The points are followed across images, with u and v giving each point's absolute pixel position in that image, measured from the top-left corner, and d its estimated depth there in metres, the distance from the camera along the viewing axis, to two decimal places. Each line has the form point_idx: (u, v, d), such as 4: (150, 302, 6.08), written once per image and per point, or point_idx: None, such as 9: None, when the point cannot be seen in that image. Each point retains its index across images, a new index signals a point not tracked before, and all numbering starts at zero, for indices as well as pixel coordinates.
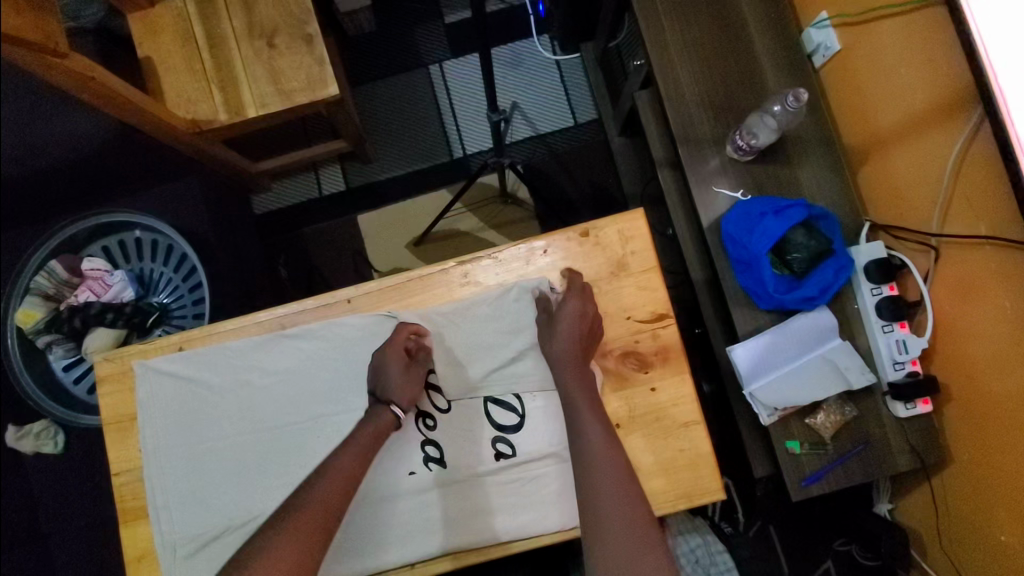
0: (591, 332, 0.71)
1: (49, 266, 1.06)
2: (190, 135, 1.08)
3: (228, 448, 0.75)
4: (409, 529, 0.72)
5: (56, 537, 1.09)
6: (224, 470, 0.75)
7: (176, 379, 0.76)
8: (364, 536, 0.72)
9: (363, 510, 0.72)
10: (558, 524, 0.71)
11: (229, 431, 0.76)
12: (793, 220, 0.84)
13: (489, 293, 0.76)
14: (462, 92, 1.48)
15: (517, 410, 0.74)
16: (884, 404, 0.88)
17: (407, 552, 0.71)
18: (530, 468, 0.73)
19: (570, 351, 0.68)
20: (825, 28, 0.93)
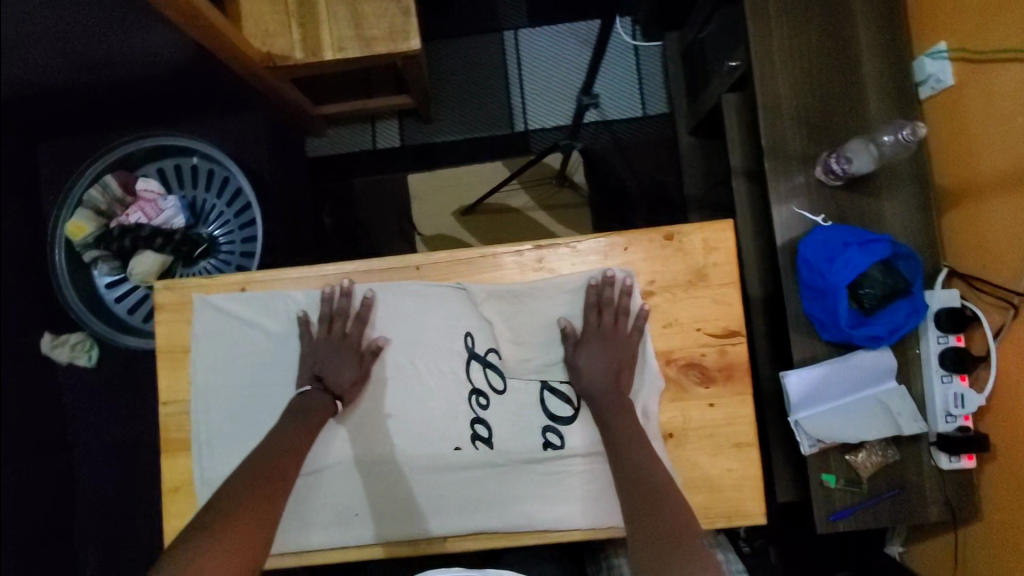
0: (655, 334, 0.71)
1: (105, 181, 1.05)
2: (264, 69, 1.06)
3: (275, 396, 0.74)
4: (447, 503, 0.72)
5: (80, 449, 1.11)
6: (270, 417, 0.74)
7: (236, 318, 0.75)
8: (403, 503, 0.72)
9: (404, 477, 0.73)
10: (596, 523, 0.71)
11: (279, 378, 0.75)
12: (877, 254, 0.81)
13: (564, 283, 0.74)
14: (533, 64, 1.44)
15: (572, 402, 0.73)
16: (928, 453, 0.87)
17: (442, 525, 0.72)
18: (574, 465, 0.72)
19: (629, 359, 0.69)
20: (941, 60, 0.89)
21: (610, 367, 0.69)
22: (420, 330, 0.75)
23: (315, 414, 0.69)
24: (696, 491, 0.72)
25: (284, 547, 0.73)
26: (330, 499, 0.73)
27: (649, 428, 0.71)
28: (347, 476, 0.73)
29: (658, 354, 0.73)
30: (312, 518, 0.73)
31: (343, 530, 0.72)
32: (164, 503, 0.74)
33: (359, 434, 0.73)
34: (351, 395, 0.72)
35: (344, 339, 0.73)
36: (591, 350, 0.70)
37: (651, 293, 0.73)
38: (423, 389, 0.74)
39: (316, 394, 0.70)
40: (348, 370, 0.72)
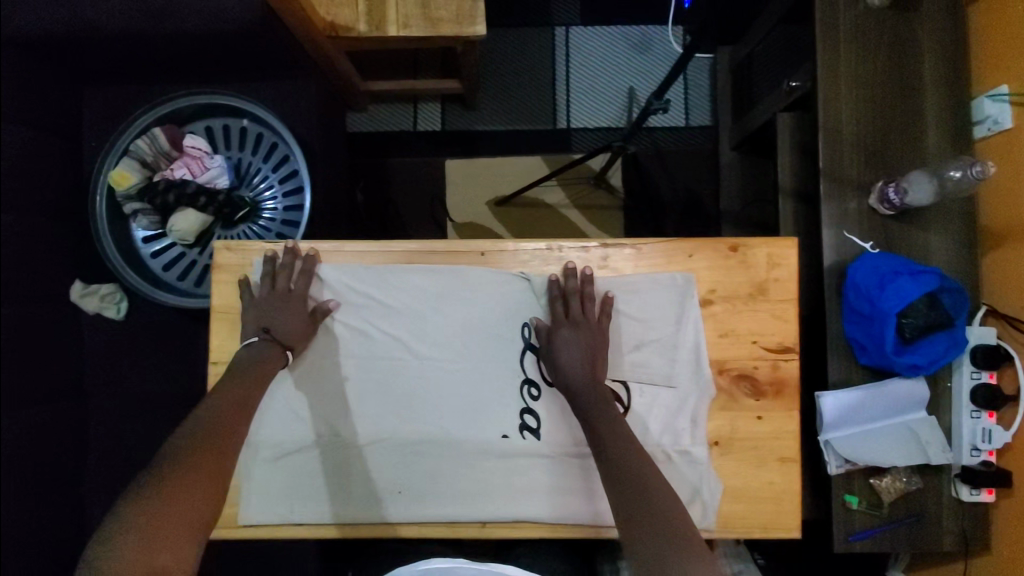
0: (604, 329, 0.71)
1: (152, 133, 1.03)
2: (326, 39, 1.05)
3: (329, 366, 0.75)
4: (487, 488, 0.73)
5: (98, 400, 1.11)
6: (321, 387, 0.74)
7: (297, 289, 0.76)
8: (444, 484, 0.73)
9: (449, 459, 0.74)
10: None
11: (334, 350, 0.75)
12: (925, 286, 0.83)
13: (626, 282, 0.74)
14: (583, 62, 1.43)
15: (624, 402, 0.73)
16: (950, 484, 0.89)
17: (481, 509, 0.73)
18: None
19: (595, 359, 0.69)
20: (1002, 102, 0.89)
21: (586, 358, 0.68)
22: (479, 316, 0.75)
23: (263, 364, 0.69)
24: (735, 501, 0.73)
25: (324, 517, 0.74)
26: (375, 474, 0.74)
27: (696, 433, 0.73)
28: (394, 454, 0.74)
29: (712, 363, 0.74)
30: (355, 490, 0.74)
31: (384, 506, 0.73)
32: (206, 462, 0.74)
33: (410, 414, 0.74)
34: (301, 346, 0.73)
35: (293, 294, 0.73)
36: (567, 341, 0.69)
37: (711, 302, 0.74)
38: (476, 375, 0.75)
39: (264, 345, 0.71)
40: (298, 322, 0.72)
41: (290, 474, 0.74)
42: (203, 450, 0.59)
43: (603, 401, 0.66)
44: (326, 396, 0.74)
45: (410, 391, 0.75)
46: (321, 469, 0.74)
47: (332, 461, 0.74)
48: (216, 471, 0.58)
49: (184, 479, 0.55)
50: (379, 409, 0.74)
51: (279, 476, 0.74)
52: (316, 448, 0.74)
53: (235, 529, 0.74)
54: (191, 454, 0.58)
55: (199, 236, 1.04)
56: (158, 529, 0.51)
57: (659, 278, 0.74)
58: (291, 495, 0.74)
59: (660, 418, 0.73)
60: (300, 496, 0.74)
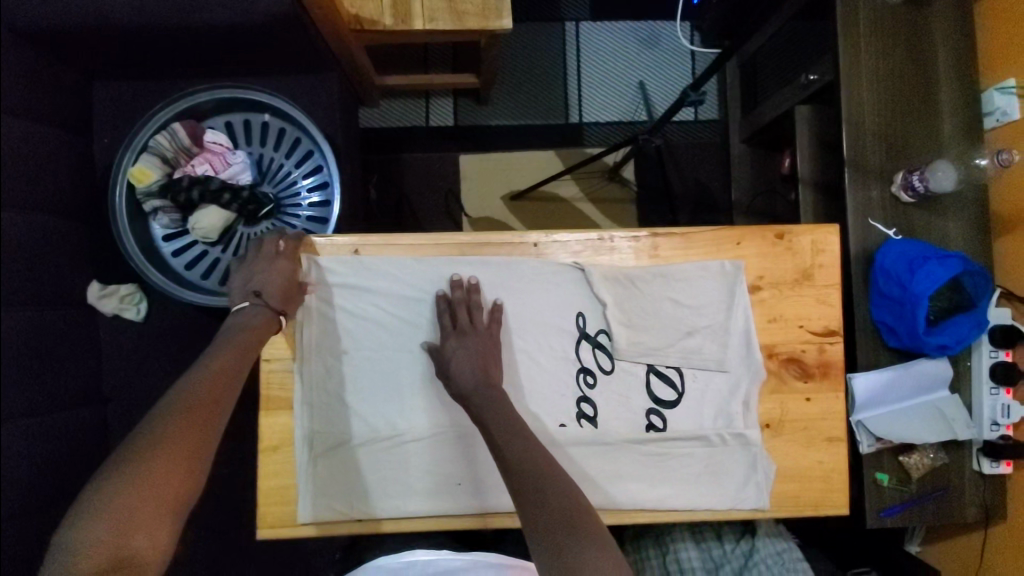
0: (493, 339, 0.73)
1: (172, 129, 1.00)
2: (349, 32, 1.03)
3: (382, 360, 0.74)
4: None
5: (116, 404, 1.08)
6: (376, 381, 0.74)
7: (348, 285, 0.74)
8: (501, 474, 0.73)
9: None
10: (694, 505, 0.74)
11: (387, 343, 0.74)
12: (952, 270, 0.87)
13: (677, 270, 0.75)
14: (593, 57, 1.44)
15: (677, 386, 0.75)
16: (972, 458, 0.94)
17: None
18: (678, 447, 0.74)
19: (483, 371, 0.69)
20: (1010, 94, 0.94)
21: (478, 363, 0.70)
22: (532, 306, 0.76)
23: (256, 331, 0.68)
24: (786, 480, 0.75)
25: (383, 513, 0.73)
26: (433, 467, 0.73)
27: (748, 416, 0.75)
28: (452, 446, 0.74)
29: (761, 347, 0.76)
30: (414, 484, 0.73)
31: (444, 499, 0.73)
32: (262, 462, 0.73)
33: (467, 405, 0.74)
34: (290, 309, 0.72)
35: (282, 259, 0.71)
36: (455, 351, 0.70)
37: (759, 288, 0.76)
38: (533, 366, 0.75)
39: (256, 311, 0.69)
40: (287, 287, 0.71)
41: (343, 470, 0.73)
42: (183, 424, 0.57)
43: (493, 406, 0.67)
44: (382, 391, 0.74)
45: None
46: (379, 465, 0.73)
47: (390, 456, 0.73)
48: (196, 447, 0.56)
49: (162, 456, 0.54)
50: (436, 402, 0.74)
51: (337, 474, 0.73)
52: (371, 444, 0.73)
53: (291, 528, 0.73)
54: (170, 426, 0.56)
55: (221, 234, 1.01)
56: (132, 514, 0.50)
57: (709, 266, 0.75)
58: (349, 494, 0.73)
59: (713, 402, 0.75)
60: (358, 493, 0.73)
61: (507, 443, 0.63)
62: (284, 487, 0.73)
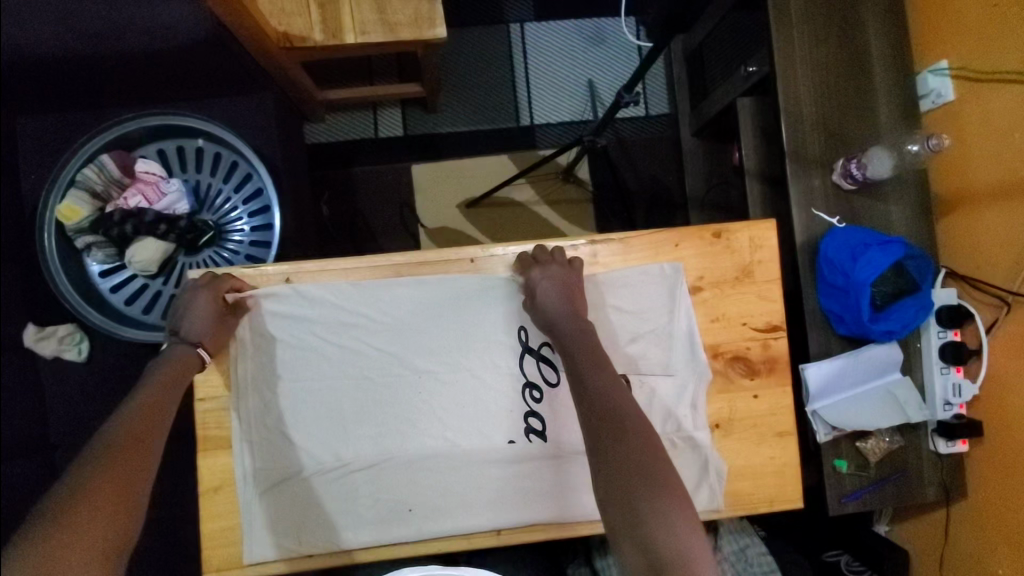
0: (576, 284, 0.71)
1: (100, 160, 0.97)
2: (280, 51, 1.00)
3: (323, 389, 0.72)
4: (502, 495, 0.72)
5: (64, 450, 1.04)
6: (318, 411, 0.72)
7: (281, 318, 0.72)
8: (453, 496, 0.72)
9: (457, 471, 0.72)
10: None
11: (327, 371, 0.72)
12: (893, 255, 0.88)
13: (615, 276, 0.75)
14: (540, 58, 1.43)
15: None
16: (927, 439, 0.95)
17: (497, 518, 0.72)
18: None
19: (562, 312, 0.68)
20: (943, 76, 0.95)
21: (564, 296, 0.69)
22: (472, 323, 0.74)
23: (172, 367, 0.66)
24: (740, 479, 0.75)
25: (335, 547, 0.70)
26: (384, 495, 0.71)
27: (698, 419, 0.74)
28: (402, 472, 0.72)
29: (706, 348, 0.75)
30: (365, 514, 0.71)
31: (398, 527, 0.71)
32: (203, 504, 0.71)
33: (414, 428, 0.72)
34: (213, 340, 0.70)
35: (198, 291, 0.69)
36: (542, 284, 0.69)
37: (701, 289, 0.76)
38: (479, 384, 0.74)
39: (173, 347, 0.68)
40: (203, 320, 0.68)
41: (290, 506, 0.71)
42: (116, 458, 0.56)
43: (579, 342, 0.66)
44: (324, 421, 0.72)
45: (413, 406, 0.73)
46: (327, 497, 0.71)
47: (337, 487, 0.71)
48: (128, 482, 0.55)
49: (91, 499, 0.52)
50: (382, 429, 0.72)
51: (284, 511, 0.71)
52: (318, 476, 0.71)
53: (238, 571, 0.71)
54: (99, 469, 0.54)
55: (161, 266, 0.98)
56: (59, 558, 0.47)
57: (649, 270, 0.75)
58: (297, 531, 0.70)
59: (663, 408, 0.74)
60: (308, 529, 0.70)
61: (589, 377, 0.62)
62: (229, 528, 0.71)
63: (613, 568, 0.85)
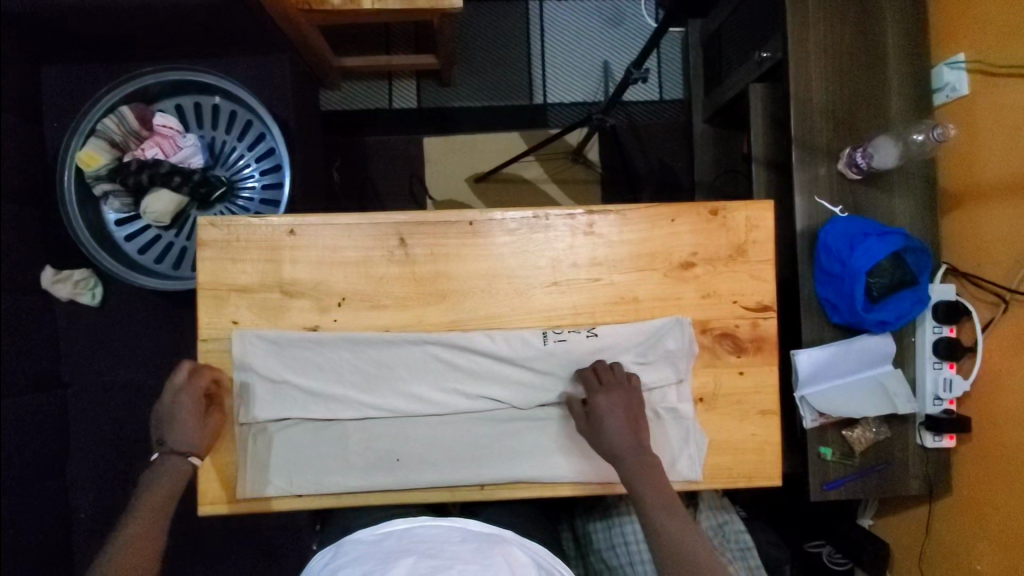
0: (638, 413, 0.70)
1: (119, 112, 1.00)
2: (298, 13, 1.01)
3: (324, 353, 0.75)
4: (488, 452, 0.74)
5: (75, 389, 1.09)
6: (319, 368, 0.75)
7: (271, 338, 0.74)
8: (441, 452, 0.74)
9: (445, 425, 0.75)
10: None
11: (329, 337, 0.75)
12: (892, 245, 0.88)
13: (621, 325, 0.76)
14: (557, 37, 1.43)
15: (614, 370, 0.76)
16: (915, 432, 0.95)
17: (483, 474, 0.74)
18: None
19: (628, 439, 0.68)
20: (958, 70, 0.94)
21: (629, 423, 0.69)
22: (467, 285, 0.76)
23: (165, 483, 0.69)
24: (719, 453, 0.76)
25: (321, 489, 0.73)
26: (373, 443, 0.74)
27: (681, 389, 0.76)
28: (392, 424, 0.75)
29: (695, 322, 0.77)
30: (354, 460, 0.74)
31: (384, 475, 0.73)
32: None
33: (407, 383, 0.75)
34: (201, 444, 0.72)
35: (178, 393, 0.71)
36: (608, 408, 0.69)
37: (694, 265, 0.77)
38: (470, 342, 0.75)
39: (163, 460, 0.70)
40: (189, 427, 0.71)
41: (284, 451, 0.74)
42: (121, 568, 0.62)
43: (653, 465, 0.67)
44: (322, 371, 0.75)
45: (408, 363, 0.75)
46: (318, 441, 0.74)
47: (331, 432, 0.75)
48: None
49: None
50: (378, 382, 0.75)
51: (277, 451, 0.74)
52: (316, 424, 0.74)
53: (232, 506, 0.74)
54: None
55: (174, 218, 1.02)
56: None
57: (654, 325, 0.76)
58: (289, 471, 0.73)
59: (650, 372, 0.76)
60: (298, 471, 0.73)
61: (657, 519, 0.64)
62: (222, 466, 0.74)
63: (591, 536, 0.92)
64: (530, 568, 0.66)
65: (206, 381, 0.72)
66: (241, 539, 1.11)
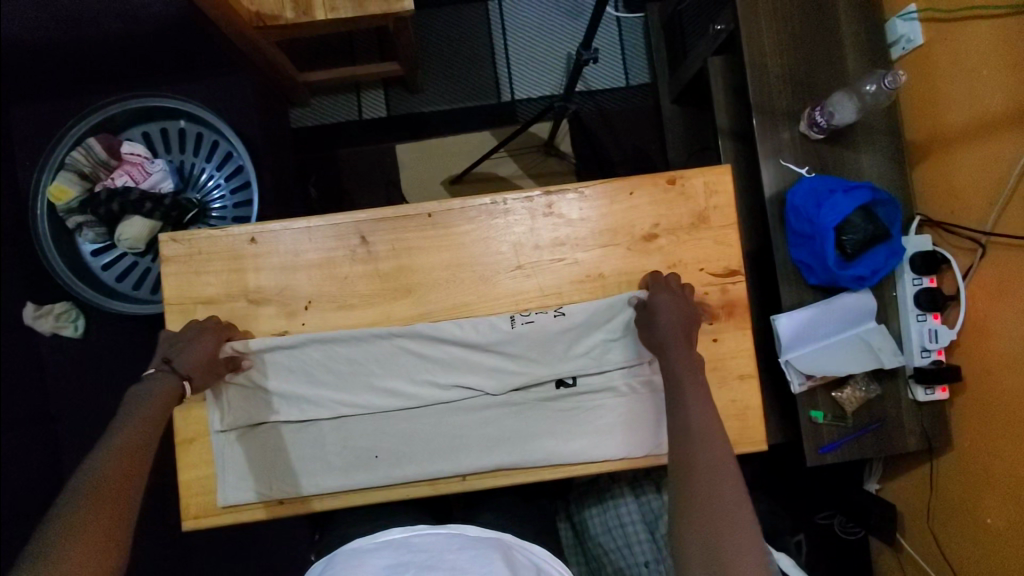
0: (691, 322, 0.71)
1: (87, 143, 1.00)
2: (253, 30, 1.01)
3: (296, 356, 0.75)
4: (465, 441, 0.74)
5: (65, 423, 1.09)
6: (291, 371, 0.75)
7: (237, 348, 0.73)
8: (418, 444, 0.74)
9: (420, 418, 0.75)
10: (613, 453, 0.74)
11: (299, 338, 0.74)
12: (859, 200, 0.87)
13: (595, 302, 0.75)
14: (519, 34, 1.44)
15: (585, 348, 0.75)
16: (906, 387, 0.94)
17: (460, 463, 0.73)
18: (589, 400, 0.75)
19: (675, 336, 0.69)
20: (911, 20, 0.93)
21: (680, 320, 0.70)
22: (430, 278, 0.76)
23: (158, 394, 0.65)
24: None
25: (301, 492, 0.73)
26: (350, 442, 0.74)
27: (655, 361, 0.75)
28: (367, 422, 0.75)
29: None
30: (333, 460, 0.74)
31: (363, 472, 0.73)
32: (179, 454, 0.74)
33: (379, 378, 0.75)
34: (201, 378, 0.70)
35: (203, 328, 0.72)
36: (664, 305, 0.70)
37: (657, 236, 0.76)
38: (438, 332, 0.74)
39: (158, 376, 0.67)
40: (199, 351, 0.70)
41: (262, 457, 0.74)
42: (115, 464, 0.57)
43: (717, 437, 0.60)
44: (294, 374, 0.75)
45: (379, 359, 0.75)
46: (296, 443, 0.74)
47: (307, 433, 0.74)
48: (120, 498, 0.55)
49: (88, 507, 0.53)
50: (351, 380, 0.75)
51: (254, 456, 0.74)
52: (292, 427, 0.74)
53: (216, 517, 0.74)
54: (90, 508, 0.52)
55: (148, 243, 1.02)
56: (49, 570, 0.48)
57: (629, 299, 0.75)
58: (268, 476, 0.73)
59: (621, 348, 0.75)
60: (276, 475, 0.73)
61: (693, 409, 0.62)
62: (204, 478, 0.74)
63: (586, 524, 0.90)
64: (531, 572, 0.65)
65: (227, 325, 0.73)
66: (241, 556, 1.12)
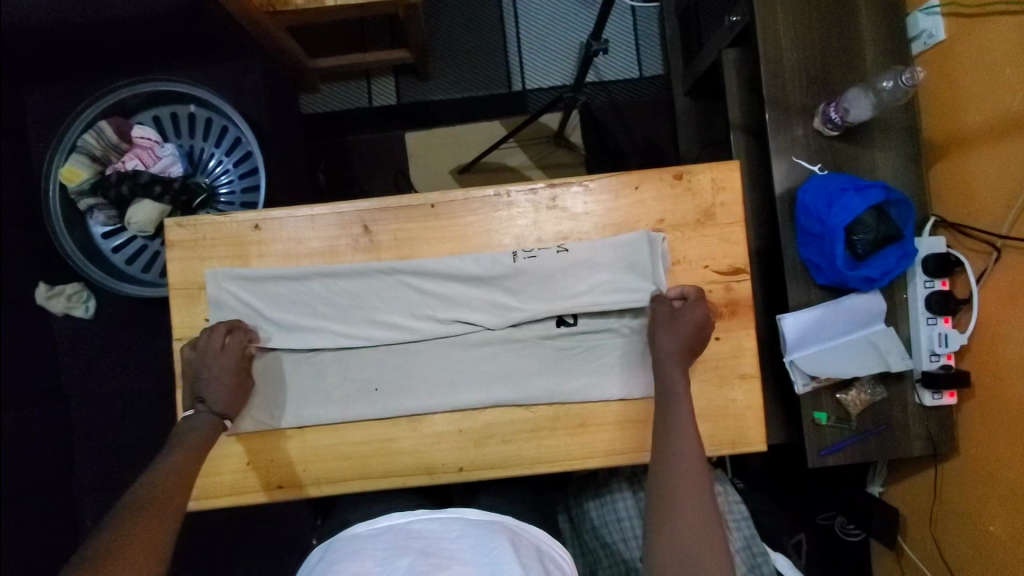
0: (697, 348, 0.71)
1: (98, 126, 1.02)
2: (264, 15, 1.00)
3: (298, 286, 0.76)
4: (468, 378, 0.75)
5: (77, 401, 1.15)
6: (293, 303, 0.76)
7: (245, 277, 0.75)
8: (417, 378, 0.75)
9: (421, 355, 0.76)
10: (613, 394, 0.74)
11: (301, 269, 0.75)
12: (872, 199, 0.85)
13: (597, 242, 0.75)
14: (532, 22, 1.42)
15: (587, 290, 0.75)
16: (913, 391, 0.92)
17: (458, 399, 0.74)
18: (589, 339, 0.76)
19: (680, 354, 0.70)
20: (933, 15, 0.91)
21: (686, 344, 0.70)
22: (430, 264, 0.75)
23: (198, 438, 0.68)
24: (700, 421, 0.75)
25: (300, 422, 0.74)
26: (350, 374, 0.76)
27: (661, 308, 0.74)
28: (368, 355, 0.76)
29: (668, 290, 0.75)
30: (333, 392, 0.75)
31: (363, 403, 0.75)
32: None
33: (380, 312, 0.76)
34: (235, 409, 0.72)
35: (218, 361, 0.71)
36: (670, 333, 0.70)
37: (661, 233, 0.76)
38: (439, 271, 0.75)
39: (197, 418, 0.70)
40: (224, 387, 0.71)
41: (265, 386, 0.76)
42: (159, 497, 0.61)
43: (691, 456, 0.63)
44: (295, 305, 0.76)
45: (381, 293, 0.76)
46: (296, 374, 0.76)
47: (308, 364, 0.76)
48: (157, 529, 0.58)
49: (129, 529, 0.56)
50: (350, 313, 0.76)
51: (255, 437, 0.75)
52: (293, 358, 0.76)
53: (217, 499, 0.75)
54: (129, 525, 0.56)
55: (157, 228, 1.03)
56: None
57: (633, 237, 0.74)
58: (267, 405, 0.75)
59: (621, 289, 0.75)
60: (275, 401, 0.75)
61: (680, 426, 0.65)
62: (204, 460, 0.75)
63: (584, 515, 0.90)
64: (532, 551, 0.63)
65: (238, 344, 0.73)
66: (245, 534, 1.15)
